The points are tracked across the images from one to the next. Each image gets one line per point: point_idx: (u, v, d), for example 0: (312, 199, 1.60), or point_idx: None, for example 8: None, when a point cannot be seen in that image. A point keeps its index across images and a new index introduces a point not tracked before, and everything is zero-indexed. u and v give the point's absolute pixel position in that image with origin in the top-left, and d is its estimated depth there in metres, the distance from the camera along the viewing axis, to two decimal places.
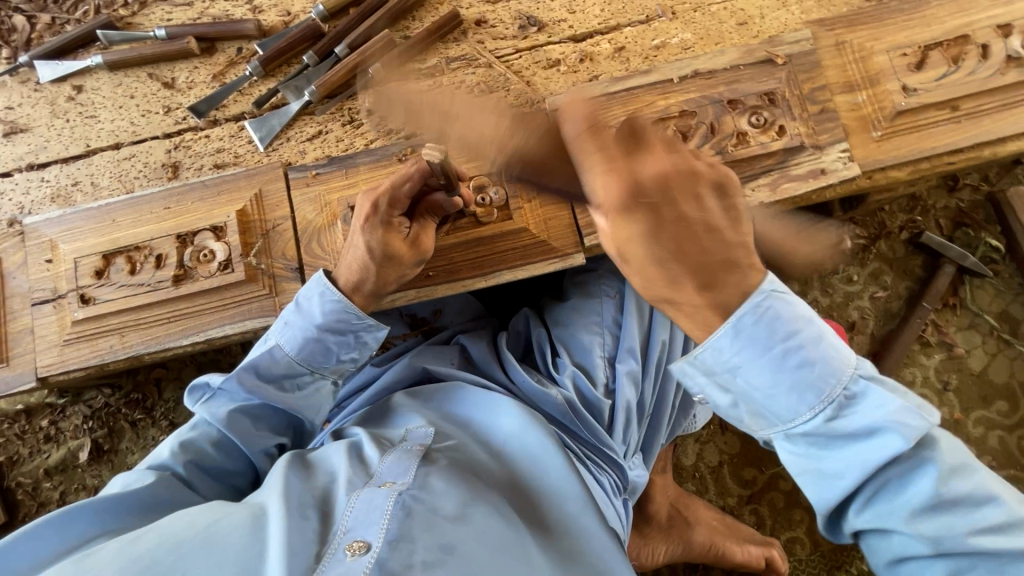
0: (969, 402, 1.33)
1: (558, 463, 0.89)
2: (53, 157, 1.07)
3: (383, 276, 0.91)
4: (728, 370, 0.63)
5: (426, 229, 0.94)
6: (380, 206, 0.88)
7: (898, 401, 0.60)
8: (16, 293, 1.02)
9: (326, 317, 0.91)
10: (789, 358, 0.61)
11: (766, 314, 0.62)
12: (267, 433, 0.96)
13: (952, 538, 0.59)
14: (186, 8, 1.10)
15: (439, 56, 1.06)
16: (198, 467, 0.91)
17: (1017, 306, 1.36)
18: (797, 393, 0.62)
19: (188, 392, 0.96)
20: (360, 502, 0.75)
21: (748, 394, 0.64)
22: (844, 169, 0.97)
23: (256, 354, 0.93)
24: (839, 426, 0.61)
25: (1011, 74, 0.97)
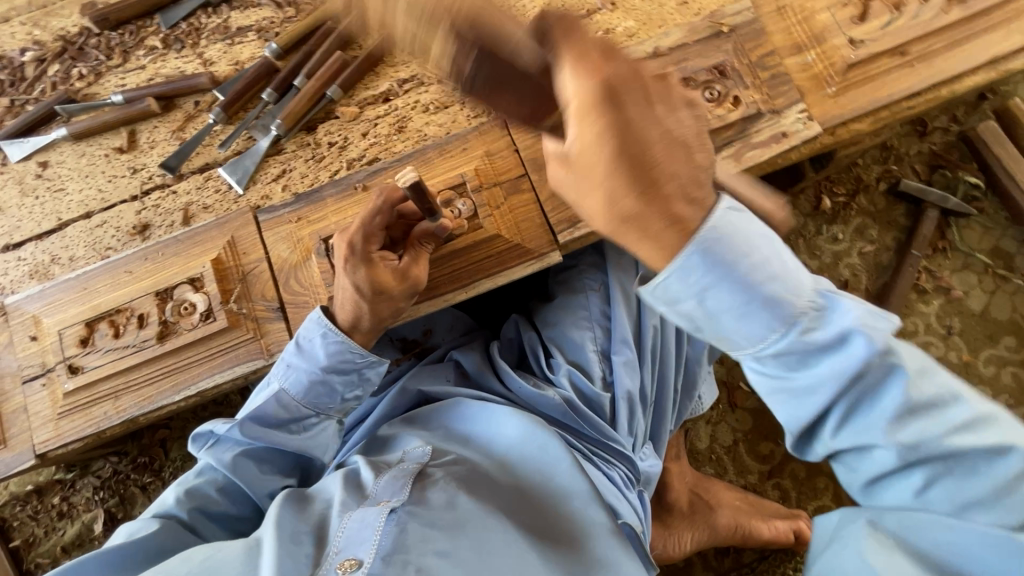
0: (976, 343, 1.31)
1: (564, 464, 0.88)
2: (28, 235, 1.08)
3: (377, 310, 0.91)
4: (696, 296, 0.61)
5: (418, 259, 0.93)
6: (358, 246, 0.89)
7: (868, 311, 0.60)
8: (6, 373, 1.02)
9: (329, 358, 0.91)
10: (754, 274, 0.60)
11: (724, 236, 0.60)
12: (276, 475, 0.95)
13: (926, 445, 0.60)
14: (139, 71, 1.12)
15: (390, 80, 1.08)
16: (204, 513, 0.91)
17: (1008, 240, 1.34)
18: (762, 313, 0.60)
19: (190, 440, 0.94)
20: (353, 522, 0.75)
21: (716, 319, 0.62)
22: (804, 129, 0.96)
23: (261, 399, 0.93)
24: (811, 340, 0.60)
25: (955, 11, 0.97)
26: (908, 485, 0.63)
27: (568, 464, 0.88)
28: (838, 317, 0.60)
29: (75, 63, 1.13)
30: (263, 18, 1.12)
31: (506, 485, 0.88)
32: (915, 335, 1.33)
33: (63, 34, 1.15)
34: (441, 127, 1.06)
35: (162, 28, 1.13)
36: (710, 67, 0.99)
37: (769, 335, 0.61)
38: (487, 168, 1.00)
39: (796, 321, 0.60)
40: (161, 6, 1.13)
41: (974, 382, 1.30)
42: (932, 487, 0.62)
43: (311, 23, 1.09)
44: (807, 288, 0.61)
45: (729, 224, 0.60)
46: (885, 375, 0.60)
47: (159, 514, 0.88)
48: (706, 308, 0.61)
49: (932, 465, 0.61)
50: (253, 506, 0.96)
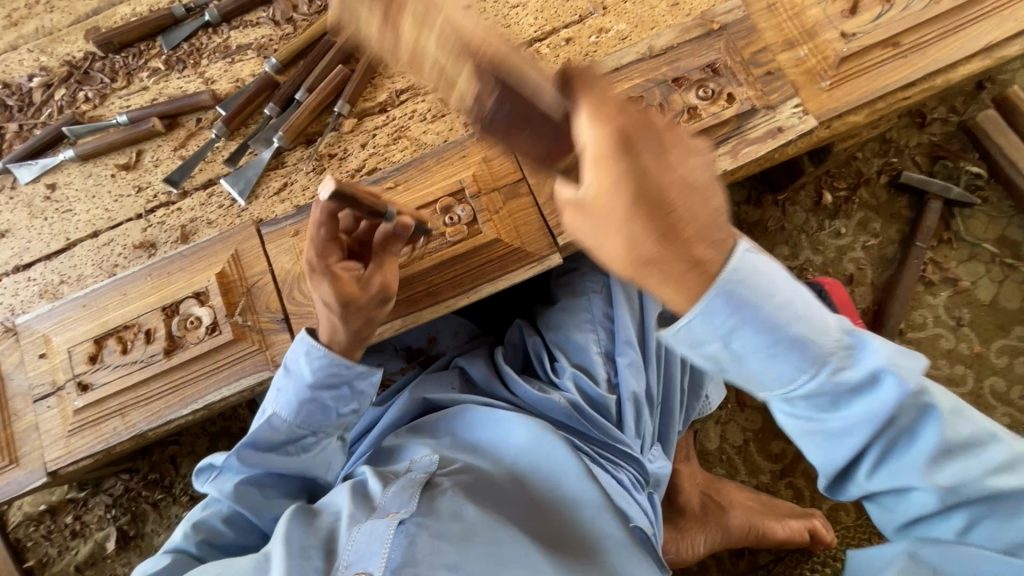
0: (987, 333, 1.29)
1: (574, 471, 0.88)
2: (37, 256, 1.10)
3: (349, 323, 0.92)
4: (722, 337, 0.59)
5: (384, 267, 0.93)
6: (317, 261, 0.90)
7: (894, 350, 0.60)
8: (17, 393, 1.03)
9: (313, 375, 0.90)
10: (777, 314, 0.57)
11: (745, 275, 0.57)
12: (283, 498, 0.95)
13: (967, 486, 0.62)
14: (142, 92, 1.14)
15: (387, 91, 1.09)
16: (211, 545, 0.91)
17: (1014, 229, 1.32)
18: (792, 357, 0.58)
19: (195, 476, 0.99)
20: (361, 535, 0.74)
21: (744, 360, 0.60)
22: (800, 123, 0.96)
23: (256, 425, 0.93)
24: (842, 381, 0.59)
25: (946, 1, 0.97)
26: (949, 525, 0.65)
27: (577, 471, 0.88)
28: (866, 357, 0.59)
29: (81, 87, 1.16)
30: (262, 36, 1.14)
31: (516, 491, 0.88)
32: (925, 328, 1.31)
33: (69, 59, 1.18)
34: (439, 135, 1.07)
35: (164, 50, 1.15)
36: (703, 66, 0.99)
37: (798, 376, 0.59)
38: (485, 174, 1.01)
39: (825, 361, 0.58)
40: (163, 28, 1.16)
41: (986, 373, 1.28)
42: (975, 528, 0.64)
43: (311, 37, 1.11)
44: (834, 330, 0.60)
45: (749, 268, 0.58)
46: (917, 418, 0.61)
47: (168, 551, 0.89)
48: (730, 350, 0.59)
49: (973, 506, 0.63)
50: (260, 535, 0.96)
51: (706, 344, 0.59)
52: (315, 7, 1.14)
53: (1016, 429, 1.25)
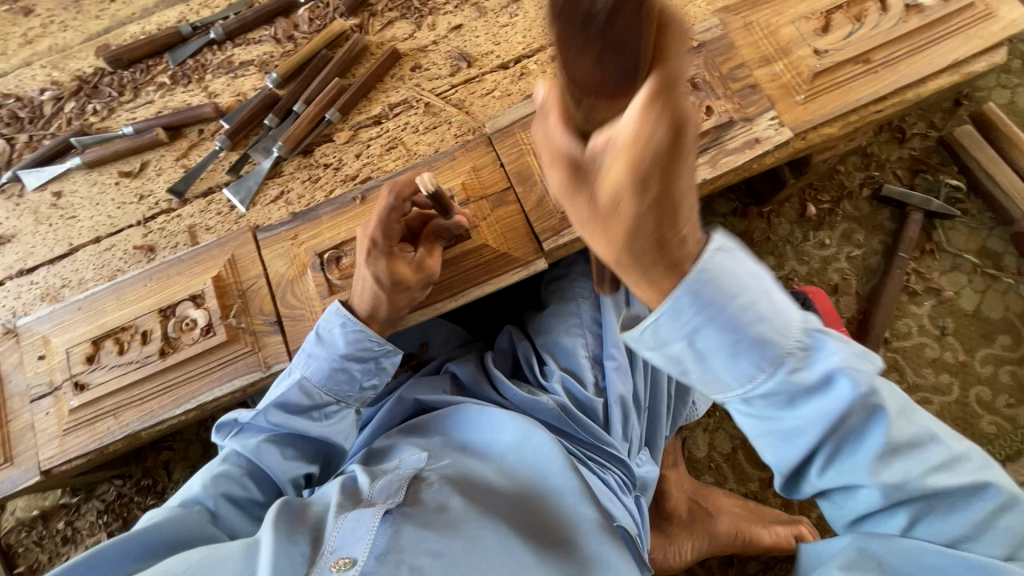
0: (971, 343, 1.31)
1: (559, 467, 0.89)
2: (41, 260, 1.14)
3: (393, 302, 0.96)
4: (686, 337, 0.60)
5: (431, 252, 0.99)
6: (379, 241, 0.94)
7: (850, 354, 0.60)
8: (15, 392, 1.06)
9: (347, 345, 0.95)
10: (743, 317, 0.58)
11: (712, 277, 0.57)
12: (300, 461, 0.99)
13: (910, 483, 0.65)
14: (148, 106, 1.19)
15: (381, 104, 1.14)
16: (229, 499, 0.92)
17: (995, 240, 1.35)
18: (752, 356, 0.60)
19: (215, 430, 0.99)
20: (348, 521, 0.75)
21: (705, 358, 0.61)
22: (776, 135, 1.01)
23: (282, 388, 0.95)
24: (799, 382, 0.60)
25: (914, 20, 1.02)
26: (894, 522, 0.67)
27: (562, 466, 0.89)
28: (822, 359, 0.60)
29: (90, 100, 1.21)
30: (264, 54, 1.20)
31: (502, 487, 0.88)
32: (909, 337, 1.33)
33: (80, 74, 1.23)
34: (430, 145, 1.11)
35: (171, 66, 1.21)
36: (683, 80, 1.04)
37: (756, 378, 0.61)
38: (474, 182, 1.05)
39: (785, 361, 0.60)
40: (170, 45, 1.22)
41: (971, 382, 1.29)
42: (918, 524, 0.67)
43: (309, 53, 1.16)
44: (795, 332, 0.60)
45: (723, 261, 0.58)
46: (866, 418, 0.63)
47: (184, 501, 0.89)
48: (695, 348, 0.61)
49: (914, 503, 0.66)
50: (275, 493, 0.98)
51: (670, 345, 0.61)
52: (315, 26, 1.19)
53: (1002, 438, 1.26)
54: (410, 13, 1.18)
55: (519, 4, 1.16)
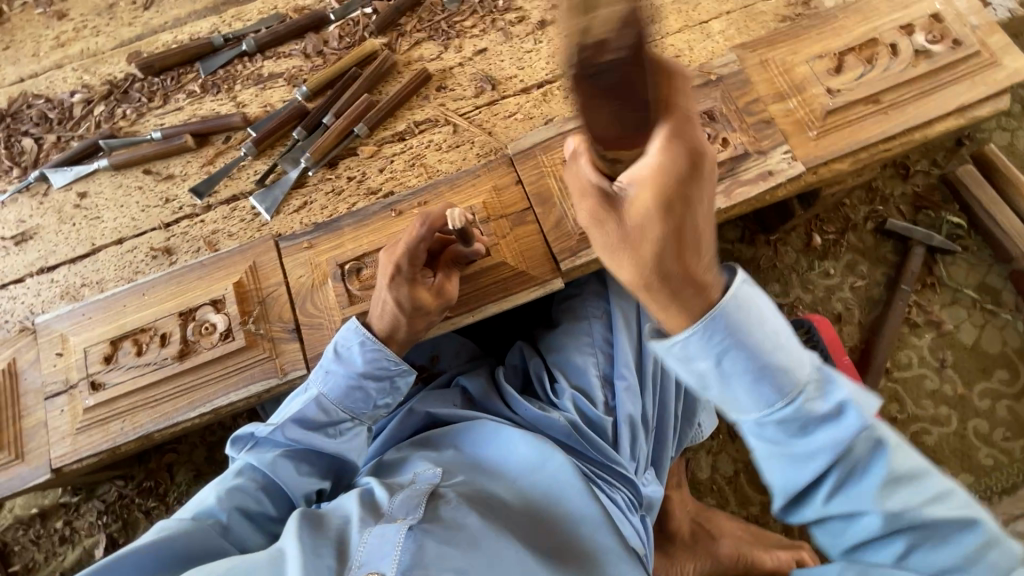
0: (970, 376, 1.34)
1: (579, 490, 0.91)
2: (62, 259, 1.15)
3: (413, 325, 0.98)
4: (714, 357, 0.64)
5: (450, 278, 1.01)
6: (403, 267, 0.96)
7: (856, 391, 0.64)
8: (30, 389, 1.06)
9: (365, 363, 0.97)
10: (766, 344, 0.63)
11: (740, 305, 0.63)
12: (314, 477, 0.97)
13: (907, 512, 0.65)
14: (177, 112, 1.22)
15: (406, 121, 1.17)
16: (243, 513, 0.91)
17: (993, 277, 1.39)
18: (772, 382, 0.63)
19: (231, 442, 0.99)
20: (373, 537, 0.77)
21: (727, 381, 0.65)
22: (789, 168, 1.04)
23: (299, 404, 0.96)
24: (812, 410, 0.63)
25: (922, 65, 1.07)
26: (888, 551, 0.67)
27: (580, 490, 0.91)
28: (835, 390, 0.64)
29: (120, 104, 1.24)
30: (294, 67, 1.23)
31: (519, 506, 0.91)
32: (910, 368, 1.36)
33: (110, 79, 1.26)
34: (453, 163, 1.14)
35: (201, 75, 1.24)
36: (701, 112, 1.08)
37: (774, 404, 0.64)
38: (495, 201, 1.08)
39: (801, 390, 0.63)
40: (202, 55, 1.25)
41: (970, 415, 1.32)
42: (911, 554, 0.67)
43: (338, 70, 1.19)
44: (807, 364, 0.64)
45: (741, 303, 0.63)
46: (865, 448, 0.66)
47: (198, 512, 0.88)
48: (721, 368, 0.64)
49: (910, 533, 0.66)
50: (288, 510, 0.96)
51: (698, 362, 0.64)
52: (344, 43, 1.23)
53: (999, 471, 1.29)
54: (437, 35, 1.22)
55: (543, 31, 1.20)
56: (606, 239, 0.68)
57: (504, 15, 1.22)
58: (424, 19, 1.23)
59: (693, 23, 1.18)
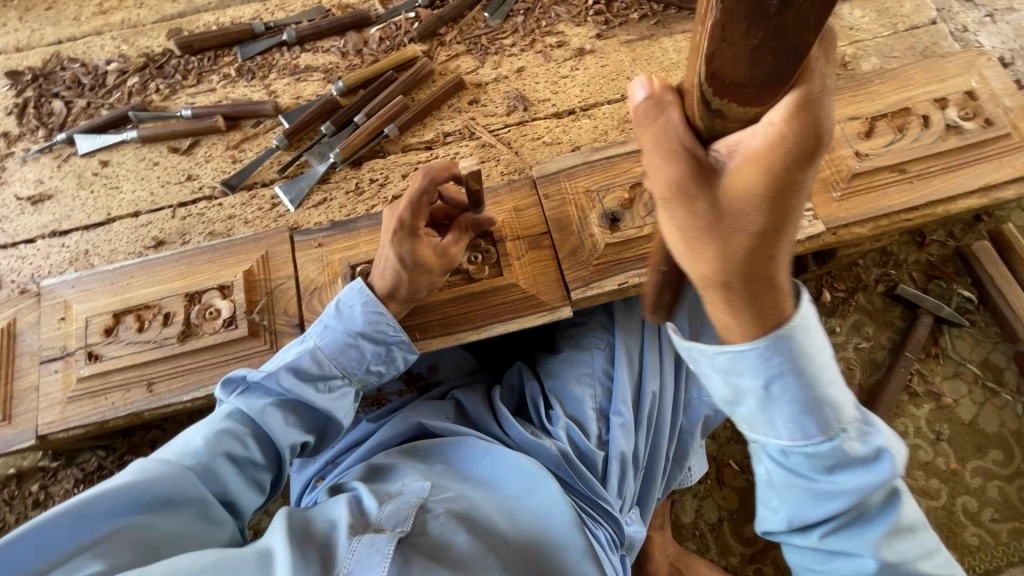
0: (964, 452, 1.33)
1: (575, 530, 0.88)
2: (75, 225, 1.15)
3: (412, 282, 0.95)
4: (764, 381, 0.62)
5: (458, 241, 1.00)
6: (405, 221, 0.93)
7: (894, 444, 0.65)
8: (26, 351, 1.06)
9: (365, 323, 0.94)
10: (822, 380, 0.62)
11: (796, 334, 0.61)
12: (299, 429, 0.93)
13: (901, 563, 0.68)
14: (209, 93, 1.22)
15: (435, 131, 1.17)
16: (229, 457, 0.87)
17: (997, 355, 1.39)
18: (816, 417, 0.63)
19: (221, 384, 0.93)
20: (362, 545, 0.75)
21: (768, 405, 0.63)
22: (809, 226, 1.04)
23: (292, 353, 0.93)
24: (847, 453, 0.64)
25: (952, 140, 1.07)
26: None
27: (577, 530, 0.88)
28: (875, 436, 0.65)
29: (154, 78, 1.24)
30: (330, 63, 1.23)
31: (507, 531, 0.88)
32: (905, 437, 1.35)
33: (148, 52, 1.27)
34: None
35: (239, 59, 1.24)
36: None
37: (812, 438, 0.64)
38: (514, 221, 1.08)
39: (840, 432, 0.63)
40: (241, 40, 1.25)
41: (960, 491, 1.31)
42: None
43: (375, 70, 1.20)
44: (854, 408, 0.65)
45: (807, 327, 0.62)
46: (882, 497, 0.69)
47: (183, 453, 0.84)
48: (767, 392, 0.63)
49: None
50: (275, 456, 0.92)
51: (743, 382, 0.63)
52: (383, 46, 1.24)
53: (983, 552, 1.27)
54: (475, 49, 1.23)
55: (580, 59, 1.21)
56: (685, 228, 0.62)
57: (544, 38, 1.23)
58: (465, 31, 1.24)
59: None
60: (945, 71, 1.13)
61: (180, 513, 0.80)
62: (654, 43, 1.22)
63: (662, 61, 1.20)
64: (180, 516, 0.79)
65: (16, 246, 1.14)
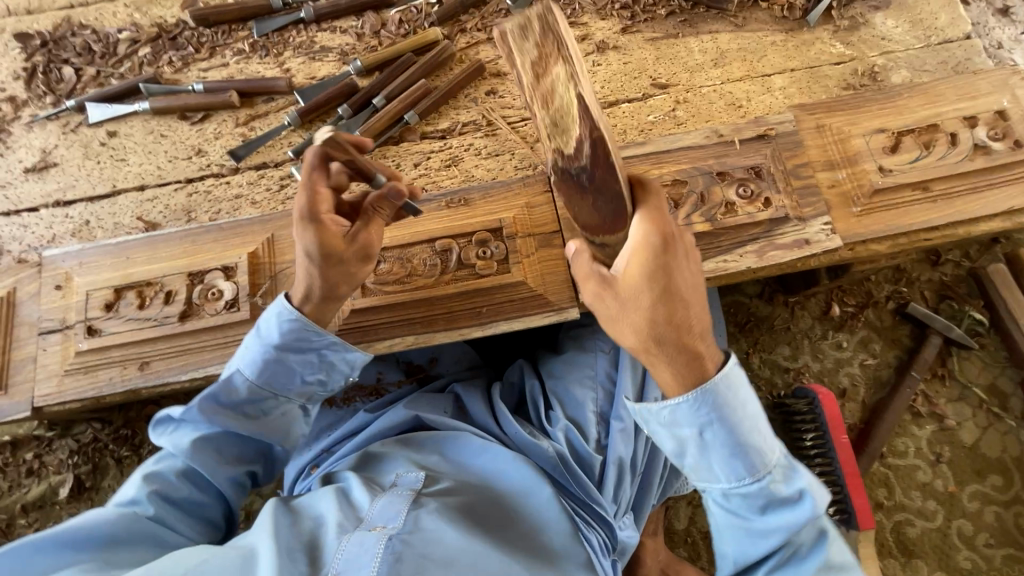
0: (963, 475, 1.32)
1: (564, 529, 0.90)
2: (80, 195, 1.13)
3: (329, 278, 0.86)
4: (696, 426, 0.73)
5: (371, 225, 0.89)
6: (305, 207, 0.83)
7: (820, 484, 0.75)
8: (25, 321, 1.04)
9: (284, 337, 0.87)
10: (745, 427, 0.73)
11: (732, 383, 0.73)
12: (233, 462, 0.92)
13: None
14: (222, 68, 1.20)
15: (451, 120, 1.15)
16: (167, 499, 0.88)
17: (1005, 380, 1.38)
18: (743, 459, 0.73)
19: (153, 425, 0.93)
20: (351, 544, 0.74)
21: (706, 447, 0.73)
22: (826, 240, 1.02)
23: (219, 380, 0.90)
24: (774, 492, 0.73)
25: (979, 160, 1.04)
26: None
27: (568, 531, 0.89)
28: (797, 480, 0.74)
29: (166, 49, 1.21)
30: (346, 44, 1.20)
31: (504, 525, 0.89)
32: (905, 456, 1.34)
33: (161, 22, 1.24)
34: (489, 172, 1.12)
35: (254, 35, 1.21)
36: (748, 167, 1.06)
37: (743, 478, 0.73)
38: (525, 218, 1.06)
39: (768, 473, 0.73)
40: (257, 15, 1.22)
41: (956, 514, 1.30)
42: None
43: (393, 52, 1.17)
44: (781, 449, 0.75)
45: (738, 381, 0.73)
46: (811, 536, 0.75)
47: (121, 502, 0.85)
48: (702, 437, 0.73)
49: None
50: (215, 491, 0.93)
51: (682, 428, 0.73)
52: (402, 29, 1.21)
53: None
54: (496, 37, 1.20)
55: (602, 54, 1.18)
56: (615, 305, 0.75)
57: (568, 30, 1.20)
58: (486, 18, 1.21)
59: (755, 74, 1.16)
60: (976, 88, 1.10)
61: (131, 546, 0.81)
62: (680, 42, 1.18)
63: (687, 61, 1.17)
64: (130, 550, 0.80)
65: (19, 213, 1.12)
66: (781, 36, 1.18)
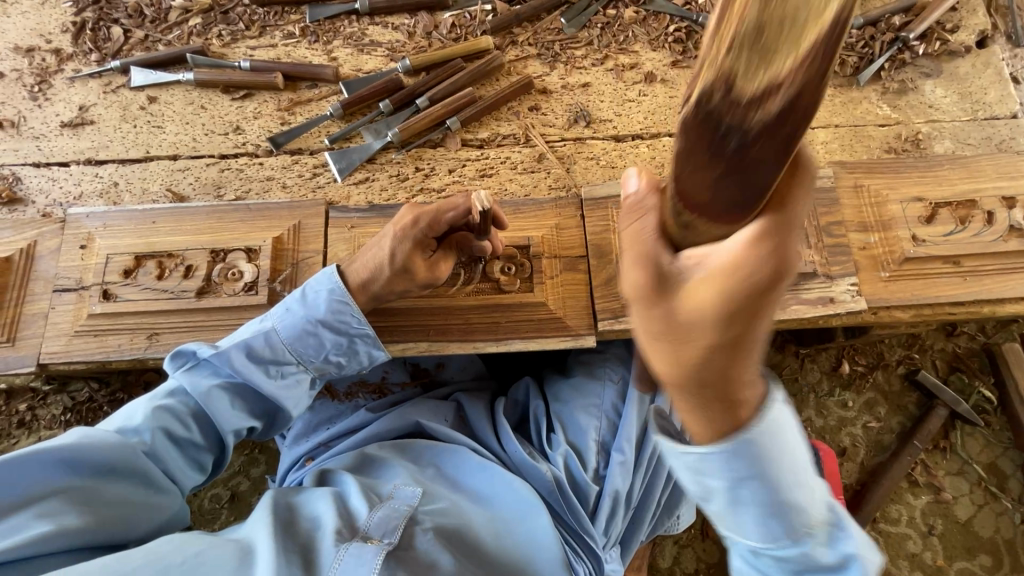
0: (953, 551, 1.31)
1: (550, 562, 0.88)
2: (111, 157, 1.12)
3: (391, 283, 0.93)
4: (726, 480, 0.54)
5: (446, 258, 0.97)
6: (421, 228, 0.93)
7: (869, 542, 0.59)
8: (41, 276, 1.04)
9: (327, 312, 0.91)
10: (788, 480, 0.54)
11: (776, 426, 0.53)
12: (243, 415, 0.91)
13: None
14: (269, 49, 1.19)
15: (490, 131, 1.15)
16: (170, 435, 0.85)
17: (1005, 460, 1.37)
18: (781, 520, 0.56)
19: (170, 356, 0.90)
20: (349, 556, 0.73)
21: (734, 504, 0.56)
22: (852, 301, 1.01)
23: (248, 332, 0.90)
24: (814, 559, 0.57)
25: (1013, 242, 1.04)
26: None
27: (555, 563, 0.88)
28: (846, 542, 0.58)
29: (217, 23, 1.21)
30: (396, 41, 1.20)
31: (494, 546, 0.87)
32: (897, 523, 1.33)
33: None
34: (522, 188, 1.12)
35: (306, 20, 1.21)
36: None
37: (779, 540, 0.57)
38: (554, 239, 1.05)
39: (808, 535, 0.57)
40: (312, 1, 1.22)
41: None
42: None
43: (443, 56, 1.17)
44: (824, 505, 0.58)
45: (781, 420, 0.53)
46: None
47: (125, 428, 0.82)
48: (733, 494, 0.55)
49: None
50: (217, 439, 0.91)
51: (709, 479, 0.55)
52: (454, 34, 1.20)
53: None
54: (546, 54, 1.19)
55: (649, 85, 1.18)
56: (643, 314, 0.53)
57: (618, 56, 1.20)
58: (539, 34, 1.21)
59: None
60: (1018, 168, 1.10)
61: (122, 481, 0.79)
62: None
63: None
64: (124, 485, 0.79)
65: (49, 167, 1.12)
66: (829, 90, 1.18)
